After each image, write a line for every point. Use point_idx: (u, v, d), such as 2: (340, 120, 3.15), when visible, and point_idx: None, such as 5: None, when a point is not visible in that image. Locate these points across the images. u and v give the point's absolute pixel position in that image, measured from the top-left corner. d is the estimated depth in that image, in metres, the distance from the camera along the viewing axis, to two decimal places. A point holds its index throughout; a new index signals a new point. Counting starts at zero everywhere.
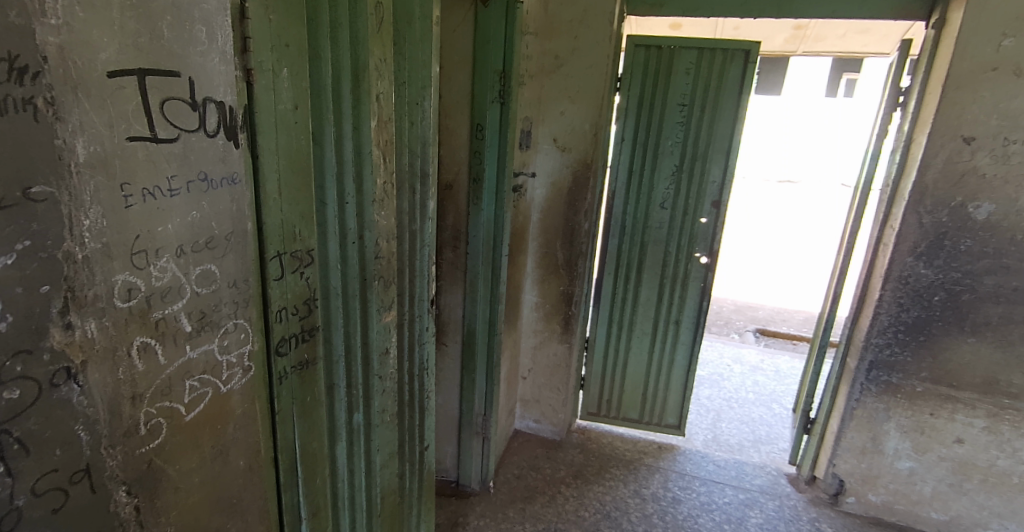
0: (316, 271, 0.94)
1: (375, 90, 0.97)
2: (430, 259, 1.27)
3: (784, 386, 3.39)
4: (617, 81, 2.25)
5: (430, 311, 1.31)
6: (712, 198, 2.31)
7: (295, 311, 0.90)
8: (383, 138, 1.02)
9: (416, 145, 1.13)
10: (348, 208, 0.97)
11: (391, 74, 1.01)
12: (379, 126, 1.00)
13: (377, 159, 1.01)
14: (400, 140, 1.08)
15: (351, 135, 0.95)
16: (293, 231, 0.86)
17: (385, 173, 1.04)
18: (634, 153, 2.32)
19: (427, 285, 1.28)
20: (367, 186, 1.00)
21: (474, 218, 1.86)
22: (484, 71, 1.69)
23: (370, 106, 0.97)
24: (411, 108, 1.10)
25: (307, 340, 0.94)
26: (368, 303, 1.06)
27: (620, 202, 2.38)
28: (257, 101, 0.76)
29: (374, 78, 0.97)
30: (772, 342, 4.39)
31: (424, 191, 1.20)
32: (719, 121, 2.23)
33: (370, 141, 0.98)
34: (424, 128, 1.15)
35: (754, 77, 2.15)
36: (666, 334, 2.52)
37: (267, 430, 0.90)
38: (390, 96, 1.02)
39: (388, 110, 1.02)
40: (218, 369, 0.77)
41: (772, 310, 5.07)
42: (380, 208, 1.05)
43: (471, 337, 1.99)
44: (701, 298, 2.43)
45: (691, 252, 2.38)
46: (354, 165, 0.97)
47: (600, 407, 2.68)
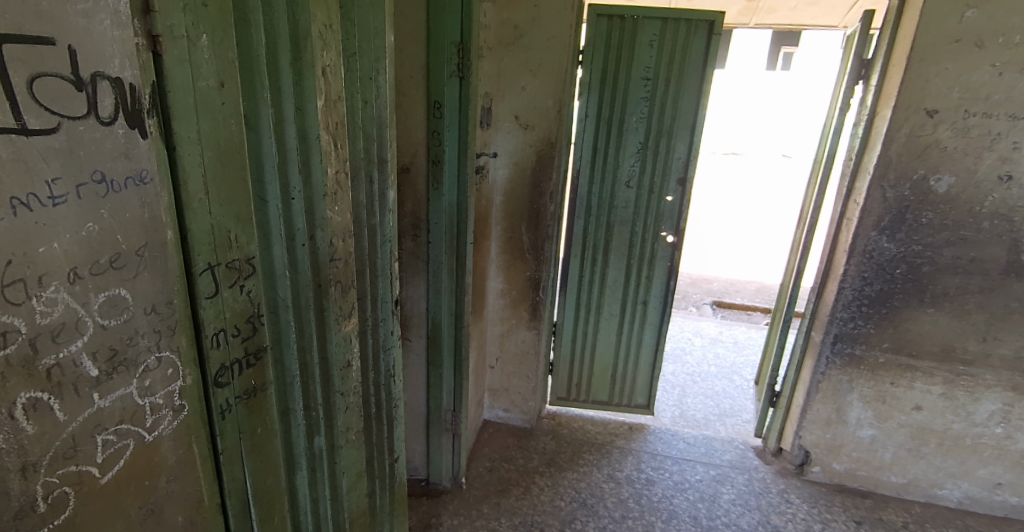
0: (259, 283, 0.78)
1: (319, 62, 0.82)
2: (393, 257, 1.13)
3: (744, 357, 3.44)
4: (580, 53, 2.12)
5: (394, 313, 1.17)
6: (678, 175, 2.24)
7: (236, 332, 0.74)
8: (332, 120, 0.86)
9: (372, 128, 0.98)
10: (294, 205, 0.82)
11: (338, 43, 0.86)
12: (326, 107, 0.85)
13: (326, 146, 0.85)
14: (353, 123, 0.92)
15: (293, 117, 0.79)
16: (227, 236, 0.70)
17: (337, 160, 0.89)
18: (598, 129, 2.21)
19: (391, 286, 1.14)
20: (317, 177, 0.85)
21: (434, 203, 1.71)
22: (440, 43, 1.54)
23: (314, 82, 0.81)
24: (365, 85, 0.95)
25: (254, 365, 0.78)
26: (325, 314, 0.92)
27: (584, 181, 2.28)
28: (169, 77, 0.60)
29: (318, 47, 0.81)
30: (729, 313, 4.47)
31: (383, 181, 1.05)
32: (684, 96, 2.15)
33: (317, 123, 0.83)
34: (379, 108, 1.00)
35: (718, 48, 2.08)
36: (634, 316, 2.47)
37: (211, 475, 0.75)
38: (338, 70, 0.86)
39: (337, 86, 0.86)
40: (140, 416, 0.62)
41: (727, 281, 5.17)
42: (333, 203, 0.89)
43: (436, 330, 1.86)
44: (669, 277, 2.39)
45: (658, 231, 2.32)
46: (299, 154, 0.81)
47: (569, 391, 2.61)
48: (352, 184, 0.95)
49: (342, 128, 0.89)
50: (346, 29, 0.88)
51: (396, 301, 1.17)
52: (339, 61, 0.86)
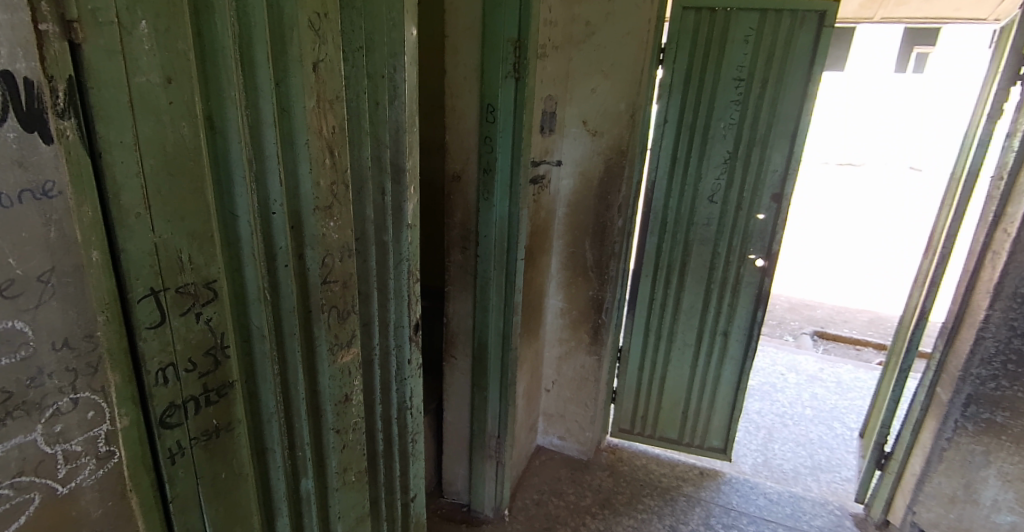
0: (226, 309, 0.68)
1: (311, 56, 0.70)
2: (413, 278, 1.01)
3: (848, 401, 3.05)
4: (661, 51, 1.90)
5: (412, 340, 1.04)
6: (772, 191, 1.96)
7: (192, 366, 0.64)
8: (329, 124, 0.75)
9: (386, 134, 0.87)
10: (275, 221, 0.71)
11: (339, 35, 0.75)
12: (320, 108, 0.73)
13: (318, 153, 0.74)
14: (355, 127, 0.81)
15: (276, 120, 0.69)
16: (178, 257, 0.60)
17: (336, 170, 0.77)
18: (679, 136, 1.97)
19: (408, 310, 1.01)
20: (305, 189, 0.73)
21: (485, 215, 1.58)
22: (496, 41, 1.41)
23: (302, 79, 0.70)
24: (377, 84, 0.83)
25: (215, 403, 0.68)
26: (316, 343, 0.81)
27: (660, 194, 2.05)
28: (91, 71, 0.50)
29: (310, 39, 0.70)
30: (833, 347, 3.97)
31: (400, 193, 0.93)
32: (783, 100, 1.87)
33: (307, 126, 0.71)
34: (397, 112, 0.88)
35: (829, 45, 1.79)
36: (712, 346, 2.20)
37: (157, 525, 0.65)
38: (337, 66, 0.75)
39: (336, 85, 0.75)
40: (48, 467, 0.53)
41: (832, 309, 4.63)
42: (328, 218, 0.78)
43: (482, 350, 1.73)
44: (756, 308, 2.11)
45: (744, 253, 2.05)
46: (282, 162, 0.70)
47: (633, 423, 2.38)
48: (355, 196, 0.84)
49: (344, 133, 0.78)
50: (350, 20, 0.77)
51: (415, 326, 1.05)
52: (340, 56, 0.75)
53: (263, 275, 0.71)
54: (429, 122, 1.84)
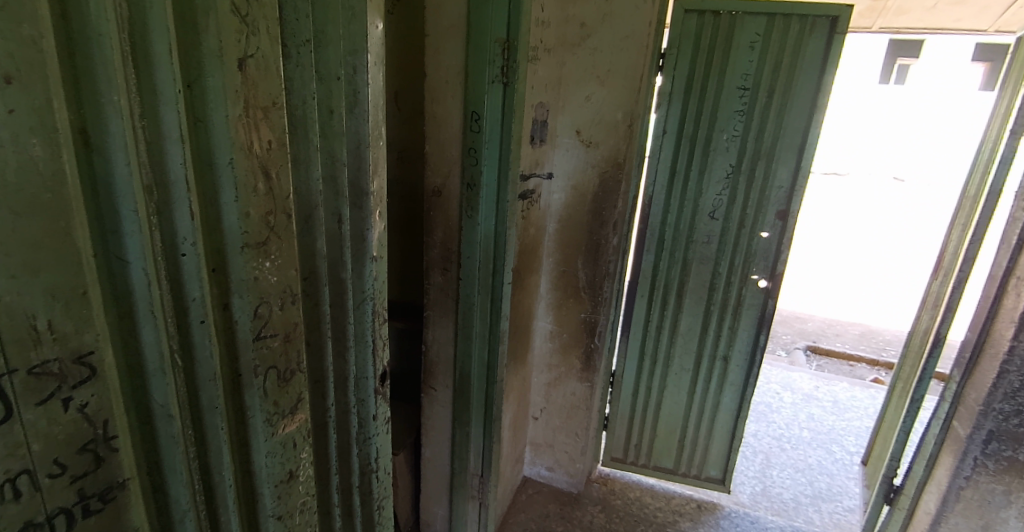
0: (113, 387, 0.50)
1: (237, 50, 0.53)
2: (379, 319, 0.84)
3: (845, 421, 2.93)
4: (661, 56, 1.75)
5: (377, 392, 0.87)
6: (777, 207, 1.83)
7: (60, 468, 0.47)
8: (266, 138, 0.58)
9: (343, 150, 0.70)
10: (186, 265, 0.54)
11: (277, 23, 0.58)
12: (251, 118, 0.56)
13: (248, 176, 0.56)
14: (299, 141, 0.63)
15: (186, 133, 0.51)
16: (32, 325, 0.43)
17: (277, 196, 0.60)
18: (679, 148, 1.83)
19: (373, 357, 0.84)
20: (230, 221, 0.56)
21: (468, 234, 1.42)
22: (482, 41, 1.24)
23: (225, 80, 0.53)
24: (329, 88, 0.67)
25: (99, 510, 0.51)
26: (248, 414, 0.63)
27: (658, 209, 1.90)
28: None
29: (234, 27, 0.53)
30: (826, 363, 3.87)
31: (362, 220, 0.76)
32: (791, 111, 1.74)
33: (232, 140, 0.54)
34: (357, 123, 0.71)
35: (842, 52, 1.66)
36: (711, 372, 2.06)
37: None
38: (274, 63, 0.57)
39: (274, 89, 0.58)
40: None
41: (823, 322, 4.54)
42: (264, 257, 0.60)
43: (464, 383, 1.56)
44: (759, 332, 1.97)
45: (747, 273, 1.91)
46: (195, 189, 0.53)
47: (627, 452, 2.24)
48: (303, 227, 0.67)
49: (286, 148, 0.61)
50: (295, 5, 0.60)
51: (381, 376, 0.88)
52: (280, 51, 0.58)
53: (170, 336, 0.53)
54: (408, 129, 1.67)
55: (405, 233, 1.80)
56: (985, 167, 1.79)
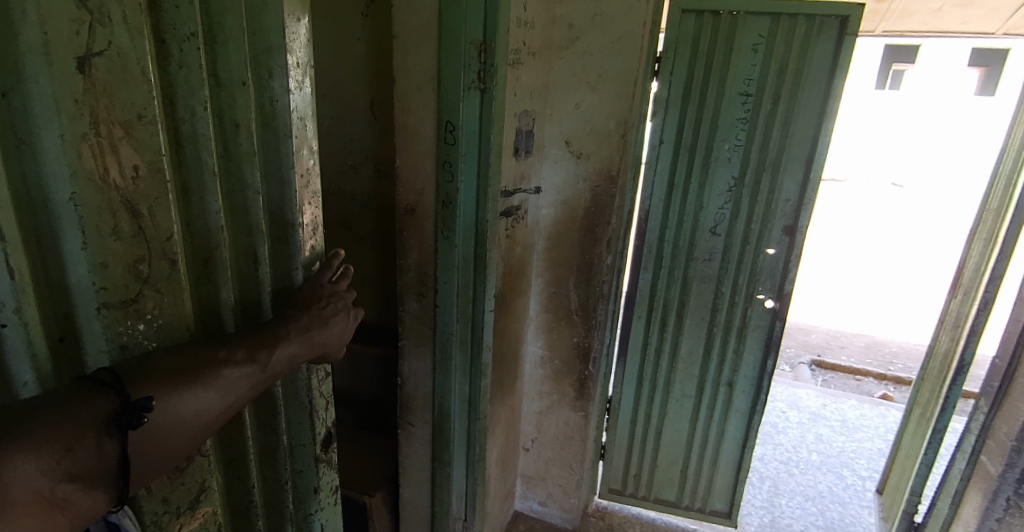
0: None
1: (76, 45, 0.45)
2: (317, 377, 0.78)
3: (856, 443, 2.78)
4: (657, 61, 1.62)
5: (320, 461, 0.80)
6: (784, 221, 1.69)
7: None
8: (130, 165, 0.50)
9: (254, 171, 0.65)
10: (9, 340, 0.46)
11: (142, 14, 0.50)
12: (102, 144, 0.48)
13: (105, 229, 0.50)
14: (187, 173, 0.58)
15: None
16: None
17: (150, 238, 0.53)
18: (677, 159, 1.69)
19: (311, 421, 0.78)
20: (79, 275, 0.49)
21: (444, 257, 1.27)
22: (454, 43, 1.11)
23: (56, 88, 0.45)
24: (232, 96, 0.61)
25: None
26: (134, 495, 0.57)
27: (655, 224, 1.76)
28: None
29: (70, 15, 0.44)
30: (833, 378, 3.72)
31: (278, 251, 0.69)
32: (798, 118, 1.60)
33: (72, 168, 0.47)
34: (268, 144, 0.66)
35: (852, 55, 1.53)
36: (715, 399, 1.91)
37: None
38: (135, 77, 0.50)
39: (137, 98, 0.50)
40: None
41: (828, 334, 4.39)
42: (137, 319, 0.54)
43: (444, 420, 1.41)
44: (766, 355, 1.83)
45: (752, 292, 1.78)
46: (25, 237, 0.46)
47: (625, 484, 2.08)
48: (201, 272, 0.61)
49: (163, 178, 0.54)
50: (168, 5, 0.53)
51: (324, 440, 0.81)
52: (144, 57, 0.50)
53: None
54: (380, 139, 1.53)
55: (381, 252, 1.66)
56: (1009, 178, 1.66)
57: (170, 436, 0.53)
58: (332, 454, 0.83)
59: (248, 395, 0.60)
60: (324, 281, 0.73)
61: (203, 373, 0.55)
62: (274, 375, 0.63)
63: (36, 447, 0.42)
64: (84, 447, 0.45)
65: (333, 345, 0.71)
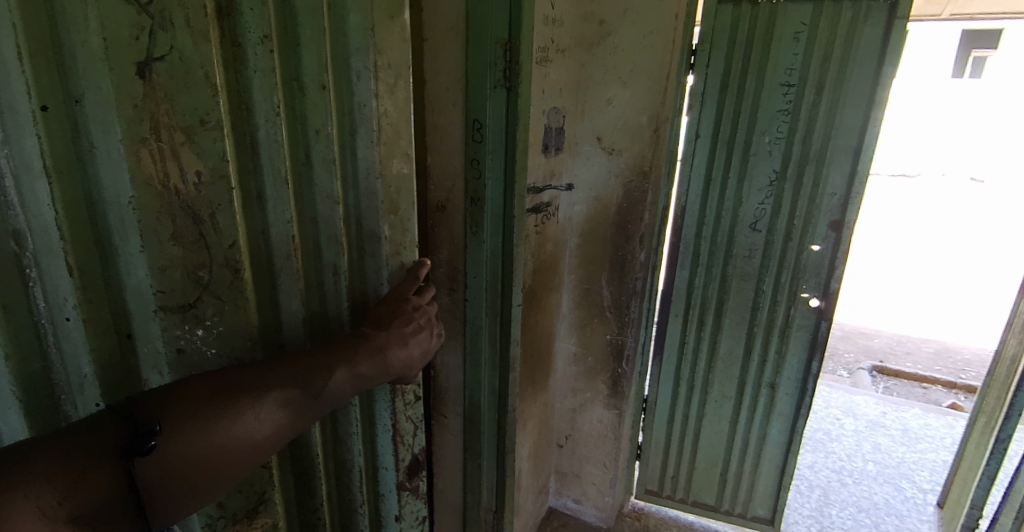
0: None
1: (134, 53, 0.51)
2: (403, 400, 0.92)
3: (917, 454, 2.62)
4: (692, 54, 1.59)
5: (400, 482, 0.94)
6: (830, 217, 1.62)
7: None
8: (192, 171, 0.57)
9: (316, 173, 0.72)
10: (72, 330, 0.54)
11: (205, 17, 0.56)
12: (158, 148, 0.54)
13: (162, 235, 0.56)
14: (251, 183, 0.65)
15: (65, 154, 0.50)
16: None
17: (211, 246, 0.60)
18: (714, 154, 1.66)
19: (394, 447, 0.92)
20: (136, 272, 0.56)
21: (473, 253, 1.30)
22: (481, 42, 1.14)
23: (116, 92, 0.50)
24: (301, 105, 0.69)
25: None
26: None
27: (692, 220, 1.73)
28: None
29: (131, 21, 0.50)
30: (895, 385, 3.51)
31: (321, 253, 0.76)
32: (844, 108, 1.54)
33: (131, 171, 0.52)
34: (317, 149, 0.72)
35: (903, 40, 1.45)
36: (756, 401, 1.86)
37: None
38: (194, 86, 0.56)
39: (198, 104, 0.56)
40: None
41: (892, 339, 4.15)
42: (197, 316, 0.61)
43: (474, 412, 1.44)
44: (810, 356, 1.76)
45: (796, 291, 1.71)
46: (77, 234, 0.52)
47: (662, 485, 2.06)
48: (263, 275, 0.69)
49: (224, 184, 0.60)
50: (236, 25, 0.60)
51: (408, 466, 0.95)
52: (206, 69, 0.56)
53: (35, 369, 0.53)
54: None
55: None
56: None
57: (205, 464, 0.57)
58: (415, 482, 0.97)
59: (290, 424, 0.64)
60: (408, 298, 0.83)
61: (240, 402, 0.59)
62: (319, 405, 0.67)
63: (47, 479, 0.46)
64: (92, 478, 0.49)
65: (394, 373, 0.76)
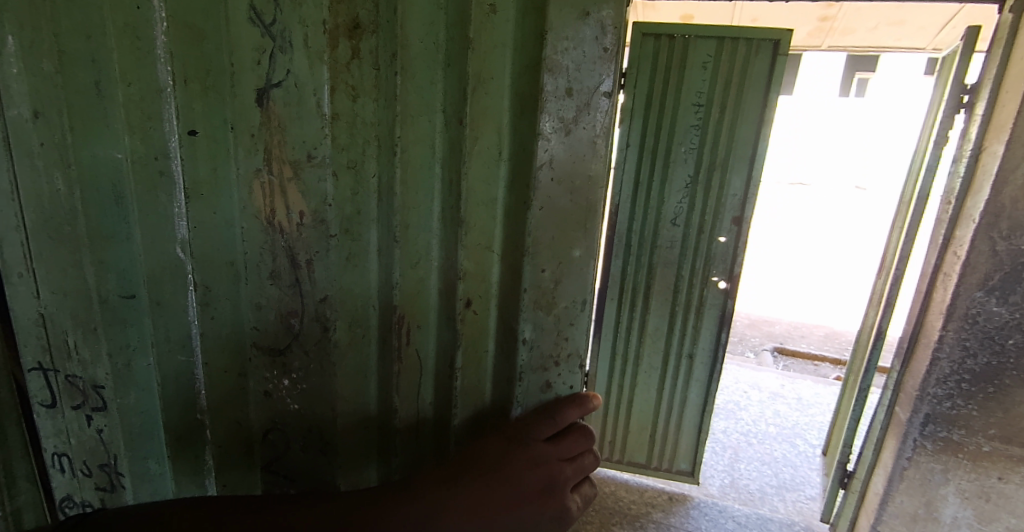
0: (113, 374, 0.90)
1: (259, 83, 0.76)
2: None
3: (809, 417, 3.09)
4: (621, 76, 1.91)
5: None
6: (733, 213, 1.98)
7: (78, 408, 0.91)
8: (297, 210, 0.80)
9: (434, 203, 0.87)
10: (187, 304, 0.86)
11: (322, 61, 0.75)
12: (277, 187, 0.79)
13: (267, 263, 0.83)
14: (358, 216, 0.83)
15: (204, 176, 0.79)
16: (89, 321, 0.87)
17: (303, 289, 0.84)
18: (641, 160, 1.98)
19: None
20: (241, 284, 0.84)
21: None
22: None
23: (243, 129, 0.78)
24: (421, 126, 0.84)
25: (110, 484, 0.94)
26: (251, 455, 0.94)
27: (624, 216, 2.04)
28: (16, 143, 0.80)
29: (255, 53, 0.75)
30: (792, 363, 4.04)
31: (440, 282, 0.91)
32: (742, 124, 1.89)
33: (247, 202, 0.80)
34: (436, 202, 0.87)
35: (784, 72, 1.82)
36: (678, 370, 2.19)
37: None
38: (308, 130, 0.77)
39: (312, 139, 0.77)
40: None
41: (790, 325, 4.74)
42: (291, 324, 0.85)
43: None
44: (720, 329, 2.11)
45: (707, 275, 2.06)
46: (211, 238, 0.82)
47: (602, 449, 2.36)
48: (349, 319, 0.87)
49: (322, 222, 0.80)
50: (362, 47, 0.78)
51: None
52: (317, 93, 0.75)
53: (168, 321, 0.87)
54: None
55: None
56: (916, 174, 1.98)
57: None
58: None
59: None
60: (530, 443, 0.85)
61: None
62: None
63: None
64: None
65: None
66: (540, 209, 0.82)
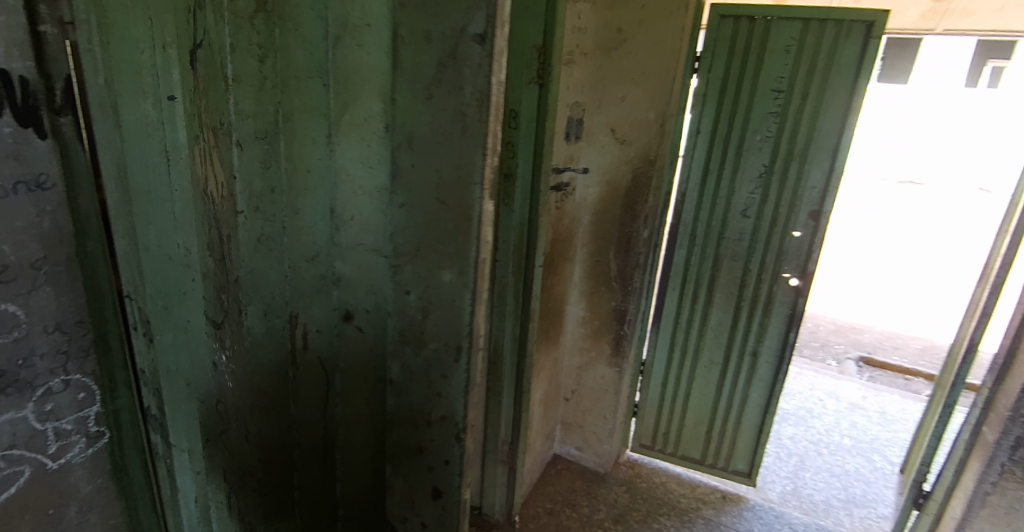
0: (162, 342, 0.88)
1: (187, 39, 0.63)
2: None
3: (891, 432, 2.87)
4: (696, 60, 1.85)
5: None
6: (810, 207, 1.88)
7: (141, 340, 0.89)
8: (216, 177, 0.66)
9: (343, 183, 0.65)
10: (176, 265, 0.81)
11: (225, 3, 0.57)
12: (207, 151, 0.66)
13: (206, 235, 0.72)
14: (263, 202, 0.65)
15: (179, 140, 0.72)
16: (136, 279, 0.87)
17: (222, 261, 0.71)
18: (712, 148, 1.92)
19: None
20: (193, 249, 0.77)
21: (505, 220, 1.57)
22: (521, 47, 1.40)
23: (181, 77, 0.67)
24: (306, 91, 0.62)
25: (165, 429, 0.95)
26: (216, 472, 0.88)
27: (690, 205, 1.99)
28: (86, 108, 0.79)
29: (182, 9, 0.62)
30: (880, 375, 3.75)
31: None
32: (826, 112, 1.78)
33: (192, 170, 0.71)
34: (346, 182, 0.65)
35: (876, 57, 1.70)
36: (740, 367, 2.12)
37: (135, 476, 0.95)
38: (211, 99, 0.63)
39: (219, 102, 0.61)
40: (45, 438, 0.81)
41: (882, 334, 4.39)
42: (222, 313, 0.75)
43: (497, 356, 1.74)
44: (788, 328, 2.02)
45: (778, 270, 1.97)
46: (183, 202, 0.75)
47: (655, 440, 2.34)
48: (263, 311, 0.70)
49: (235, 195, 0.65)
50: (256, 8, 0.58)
51: None
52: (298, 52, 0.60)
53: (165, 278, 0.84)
54: None
55: None
56: None
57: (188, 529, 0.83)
58: None
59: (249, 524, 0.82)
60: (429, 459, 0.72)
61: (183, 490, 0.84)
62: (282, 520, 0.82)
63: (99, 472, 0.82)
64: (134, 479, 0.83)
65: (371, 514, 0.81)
66: (402, 202, 0.62)
